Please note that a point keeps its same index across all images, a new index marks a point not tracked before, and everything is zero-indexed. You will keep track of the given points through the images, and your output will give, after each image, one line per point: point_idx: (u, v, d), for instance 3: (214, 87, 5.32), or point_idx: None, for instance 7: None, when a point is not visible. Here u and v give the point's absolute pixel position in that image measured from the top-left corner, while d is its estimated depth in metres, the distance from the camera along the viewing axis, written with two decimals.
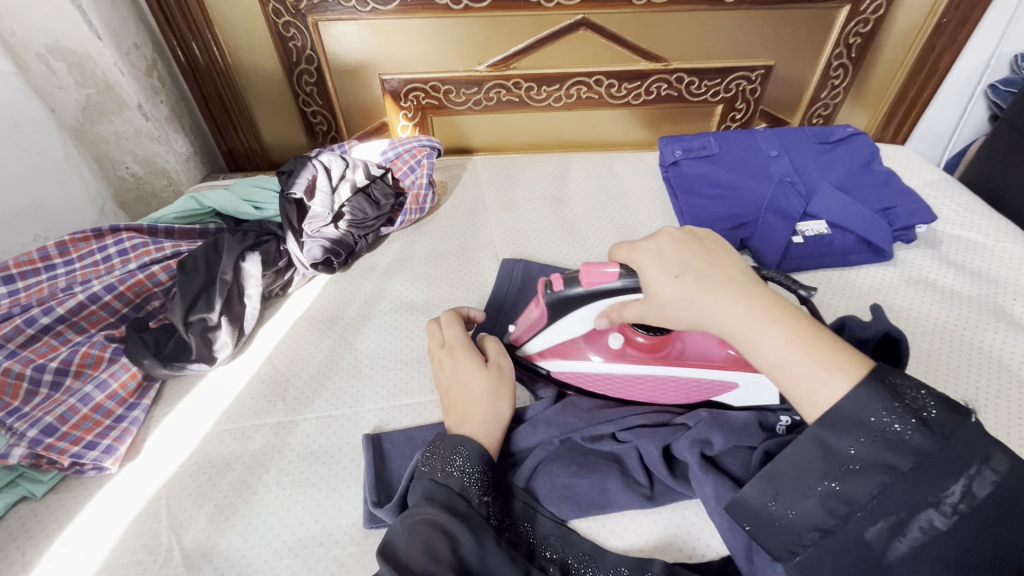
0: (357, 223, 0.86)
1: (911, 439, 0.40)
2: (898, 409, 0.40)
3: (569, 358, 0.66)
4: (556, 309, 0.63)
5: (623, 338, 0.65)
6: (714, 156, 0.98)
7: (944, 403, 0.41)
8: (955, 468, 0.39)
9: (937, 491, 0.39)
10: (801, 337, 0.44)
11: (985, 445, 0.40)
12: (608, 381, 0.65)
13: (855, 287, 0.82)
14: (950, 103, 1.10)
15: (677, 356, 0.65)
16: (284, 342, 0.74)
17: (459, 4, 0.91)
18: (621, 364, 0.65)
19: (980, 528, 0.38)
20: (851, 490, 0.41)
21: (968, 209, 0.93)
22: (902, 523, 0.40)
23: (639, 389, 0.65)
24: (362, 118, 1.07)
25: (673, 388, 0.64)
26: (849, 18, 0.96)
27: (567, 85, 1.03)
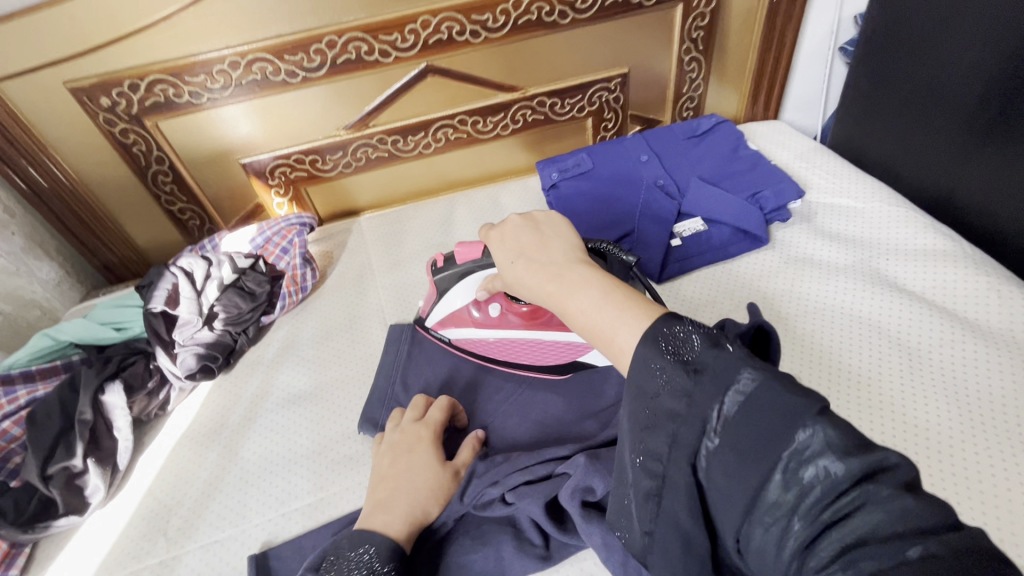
0: (233, 320, 0.82)
1: (675, 385, 0.35)
2: (665, 358, 0.36)
3: (460, 324, 0.76)
4: (443, 282, 0.75)
5: (504, 307, 0.74)
6: (589, 172, 0.98)
7: (711, 334, 0.36)
8: (716, 398, 0.33)
9: (702, 427, 0.33)
10: (609, 294, 0.43)
11: (736, 366, 0.33)
12: (487, 344, 0.75)
13: (738, 279, 0.82)
14: (811, 70, 1.13)
15: (552, 324, 0.73)
16: (166, 466, 0.71)
17: (297, 77, 0.90)
18: (505, 327, 0.74)
19: (741, 454, 0.31)
20: (656, 446, 0.36)
21: (836, 174, 0.95)
22: (690, 463, 0.34)
23: (523, 353, 0.74)
24: (234, 204, 1.04)
25: (549, 351, 0.73)
26: (685, 14, 0.98)
27: (432, 130, 1.02)
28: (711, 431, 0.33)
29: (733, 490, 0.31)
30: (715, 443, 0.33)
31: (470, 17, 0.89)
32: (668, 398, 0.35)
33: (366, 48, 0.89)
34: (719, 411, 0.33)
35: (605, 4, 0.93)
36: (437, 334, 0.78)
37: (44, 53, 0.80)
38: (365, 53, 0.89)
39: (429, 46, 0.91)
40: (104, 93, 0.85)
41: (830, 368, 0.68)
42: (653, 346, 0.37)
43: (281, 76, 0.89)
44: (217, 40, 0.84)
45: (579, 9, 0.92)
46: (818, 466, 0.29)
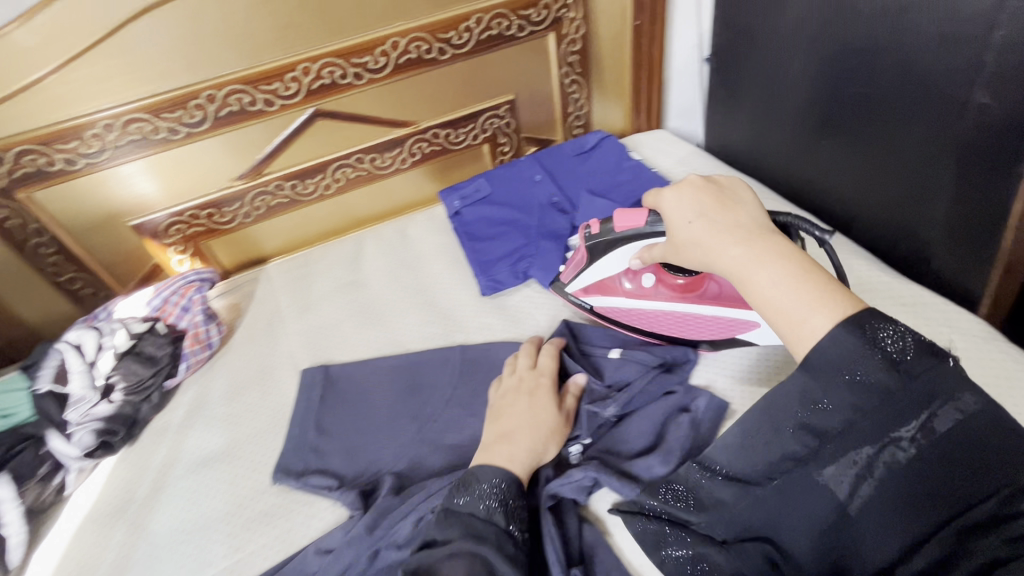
0: (133, 390, 0.79)
1: (878, 379, 0.41)
2: (873, 351, 0.42)
3: (608, 293, 0.77)
4: (592, 251, 0.74)
5: (656, 278, 0.75)
6: (488, 197, 1.02)
7: (928, 342, 0.42)
8: (925, 404, 0.41)
9: (898, 424, 0.42)
10: (805, 275, 0.46)
11: (959, 387, 0.41)
12: (637, 313, 0.76)
13: None
14: (685, 81, 1.22)
15: (709, 297, 0.72)
16: (67, 554, 0.67)
17: (179, 133, 0.89)
18: (653, 299, 0.74)
19: (945, 466, 0.40)
20: (829, 424, 0.45)
21: (711, 174, 1.03)
22: (873, 460, 0.43)
23: (673, 323, 0.74)
24: (130, 267, 1.00)
25: (705, 324, 0.72)
26: (557, 41, 1.05)
27: (330, 172, 1.03)
28: (908, 433, 0.41)
29: (936, 494, 0.40)
30: (908, 444, 0.41)
31: (350, 60, 0.92)
32: (854, 397, 0.43)
33: (249, 99, 0.89)
34: (924, 418, 0.41)
35: (481, 38, 0.98)
36: (579, 302, 0.80)
37: None
38: (248, 104, 0.90)
39: (313, 91, 0.92)
40: None
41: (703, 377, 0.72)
42: (858, 332, 0.42)
43: (161, 134, 0.88)
44: (87, 105, 0.83)
45: (456, 44, 0.97)
46: None
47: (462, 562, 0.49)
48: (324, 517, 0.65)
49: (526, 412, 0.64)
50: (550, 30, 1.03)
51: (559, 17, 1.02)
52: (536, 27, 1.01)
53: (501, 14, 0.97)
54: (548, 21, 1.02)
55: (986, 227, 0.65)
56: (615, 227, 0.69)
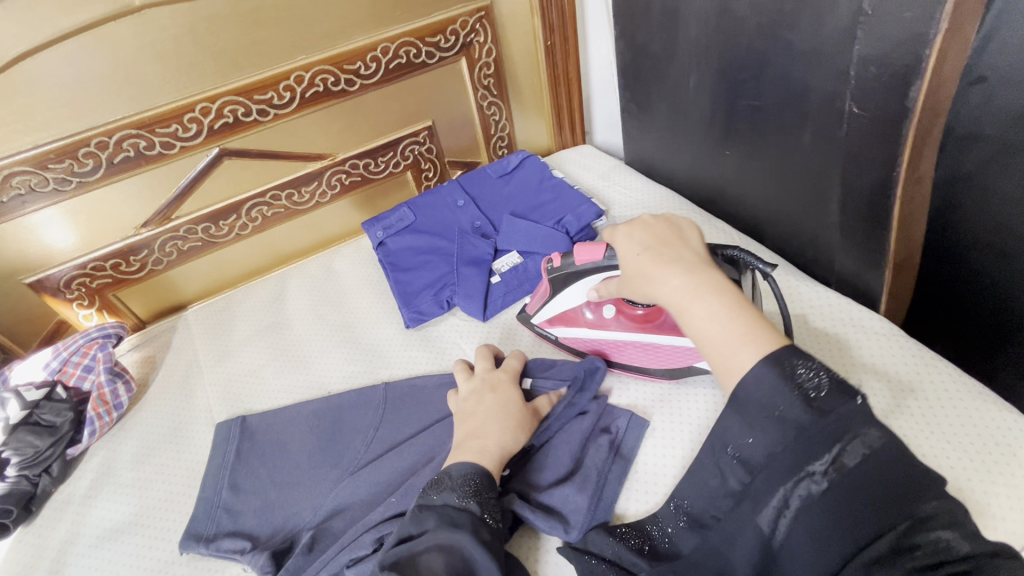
0: (31, 462, 0.74)
1: (793, 414, 0.44)
2: (792, 386, 0.44)
3: (571, 324, 0.75)
4: (558, 282, 0.73)
5: (616, 309, 0.72)
6: (411, 225, 1.00)
7: (843, 383, 0.44)
8: (834, 440, 0.42)
9: (810, 459, 0.42)
10: (737, 311, 0.49)
11: (866, 422, 0.43)
12: (599, 343, 0.74)
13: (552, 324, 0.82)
14: (605, 96, 1.25)
15: (667, 326, 0.69)
16: None
17: (70, 183, 0.84)
18: (613, 329, 0.72)
19: (862, 500, 0.40)
20: (754, 456, 0.46)
21: (632, 188, 1.05)
22: (790, 491, 0.43)
23: (633, 354, 0.72)
24: (30, 326, 0.94)
25: (664, 353, 0.70)
26: (471, 66, 1.05)
27: (244, 211, 1.00)
28: (819, 467, 0.42)
29: (847, 528, 0.40)
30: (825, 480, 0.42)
31: (252, 97, 0.89)
32: (779, 430, 0.44)
33: (145, 143, 0.85)
34: (835, 454, 0.42)
35: (390, 66, 0.97)
36: (545, 333, 0.79)
37: None
38: (145, 149, 0.86)
39: (216, 131, 0.89)
40: None
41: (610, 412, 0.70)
42: (784, 370, 0.45)
43: (50, 186, 0.83)
44: None
45: (364, 75, 0.96)
46: (940, 535, 0.39)
47: (446, 556, 0.47)
48: None
49: (495, 403, 0.64)
50: (462, 55, 1.03)
51: (470, 41, 1.02)
52: (447, 53, 1.01)
53: (408, 42, 0.96)
54: (459, 46, 1.01)
55: (872, 230, 0.68)
56: (575, 260, 0.69)
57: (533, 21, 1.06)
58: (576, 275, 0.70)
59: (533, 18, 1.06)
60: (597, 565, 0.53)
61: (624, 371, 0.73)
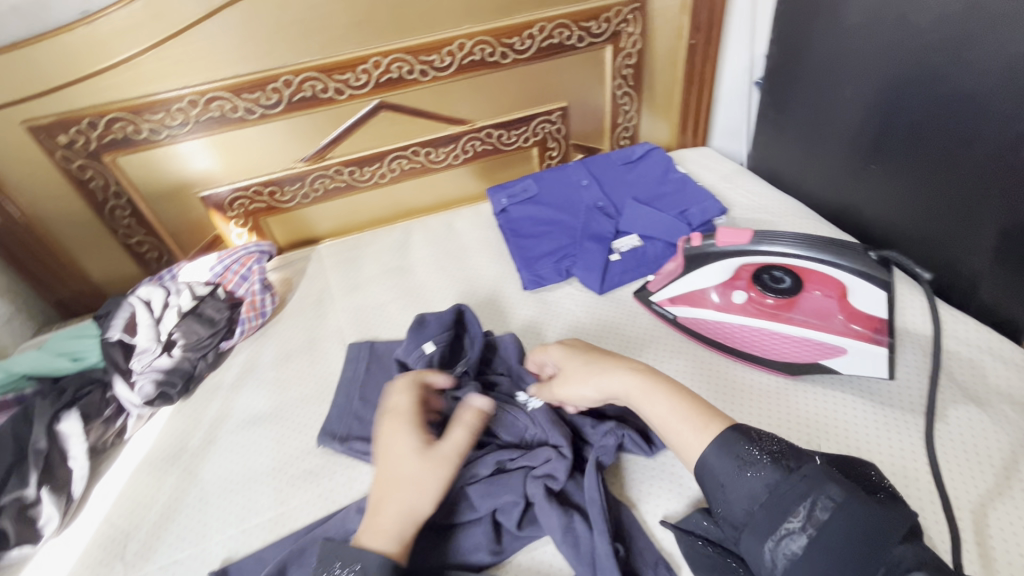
0: (193, 346, 0.84)
1: (763, 474, 0.47)
2: (756, 451, 0.49)
3: (697, 305, 0.79)
4: (692, 260, 0.77)
5: (746, 297, 0.77)
6: (535, 197, 1.06)
7: (793, 446, 0.49)
8: (801, 501, 0.44)
9: (783, 514, 0.44)
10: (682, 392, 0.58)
11: (825, 480, 0.44)
12: (721, 327, 0.76)
13: (632, 338, 0.81)
14: (733, 102, 1.25)
15: (797, 320, 0.73)
16: (124, 493, 0.71)
17: (254, 113, 0.95)
18: (740, 314, 0.76)
19: (831, 554, 0.40)
20: (734, 518, 0.47)
21: (755, 193, 1.05)
22: (772, 544, 0.43)
23: (759, 341, 0.74)
24: (193, 236, 1.06)
25: (792, 345, 0.72)
26: (615, 54, 1.09)
27: (387, 161, 1.08)
28: (792, 524, 0.43)
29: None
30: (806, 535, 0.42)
31: (418, 57, 0.97)
32: (755, 487, 0.46)
33: (321, 86, 0.95)
34: (805, 512, 0.43)
35: (542, 45, 1.03)
36: (663, 312, 0.81)
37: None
38: (320, 91, 0.95)
39: (381, 84, 0.98)
40: (63, 131, 0.88)
41: (703, 392, 0.70)
42: (740, 434, 0.51)
43: (238, 113, 0.94)
44: (176, 81, 0.89)
45: (519, 49, 1.02)
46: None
47: None
48: (365, 480, 0.68)
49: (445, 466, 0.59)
50: (609, 43, 1.07)
51: (619, 30, 1.06)
52: (596, 39, 1.05)
53: (563, 24, 1.01)
54: (608, 33, 1.06)
55: None
56: (717, 242, 0.73)
57: (682, 18, 1.08)
58: (714, 255, 0.74)
59: (682, 16, 1.08)
60: (703, 546, 0.55)
61: (744, 361, 0.73)
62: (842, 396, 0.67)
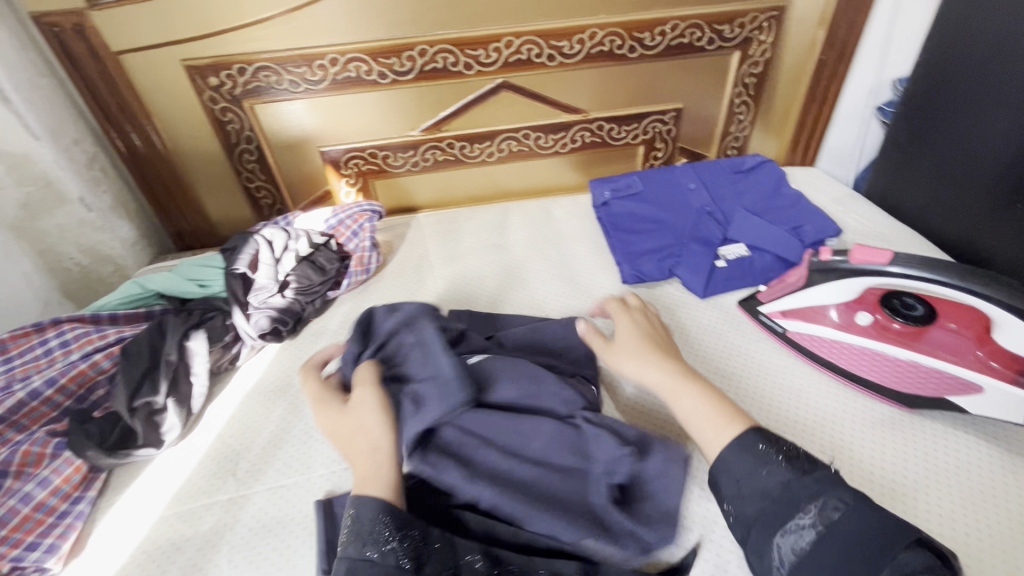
0: (303, 290, 0.89)
1: (774, 472, 0.49)
2: (774, 449, 0.50)
3: (813, 320, 0.77)
4: (819, 275, 0.75)
5: (868, 319, 0.74)
6: (641, 194, 1.05)
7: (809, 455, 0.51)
8: (809, 500, 0.46)
9: (792, 513, 0.46)
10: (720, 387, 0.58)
11: (840, 484, 0.46)
12: (838, 347, 0.74)
13: (701, 349, 0.80)
14: (850, 125, 1.21)
15: (925, 350, 0.70)
16: (236, 416, 0.75)
17: (386, 78, 0.98)
18: (862, 336, 0.73)
19: (836, 550, 0.42)
20: (742, 511, 0.49)
21: (872, 219, 1.01)
22: (779, 538, 0.45)
23: (878, 366, 0.71)
24: (306, 188, 1.12)
25: (915, 375, 0.69)
26: (741, 62, 1.07)
27: (497, 141, 1.11)
28: (800, 521, 0.45)
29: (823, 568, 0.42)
30: (813, 532, 0.44)
31: (549, 42, 0.98)
32: (768, 484, 0.48)
33: (452, 60, 0.98)
34: (812, 510, 0.45)
35: (672, 44, 1.03)
36: (771, 324, 0.80)
37: (167, 34, 0.89)
38: (450, 64, 0.98)
39: (508, 64, 1.00)
40: (214, 74, 0.94)
41: (798, 412, 0.69)
42: (758, 432, 0.52)
43: (372, 76, 0.98)
44: (322, 38, 0.93)
45: (647, 45, 1.02)
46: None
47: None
48: None
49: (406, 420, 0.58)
50: (737, 49, 1.06)
51: (750, 38, 1.04)
52: (726, 43, 1.04)
53: (696, 25, 1.01)
54: (739, 39, 1.04)
55: None
56: (851, 259, 0.71)
57: (816, 32, 1.06)
58: (847, 273, 0.72)
59: (818, 30, 1.05)
60: None
61: (857, 386, 0.71)
62: (960, 435, 0.65)
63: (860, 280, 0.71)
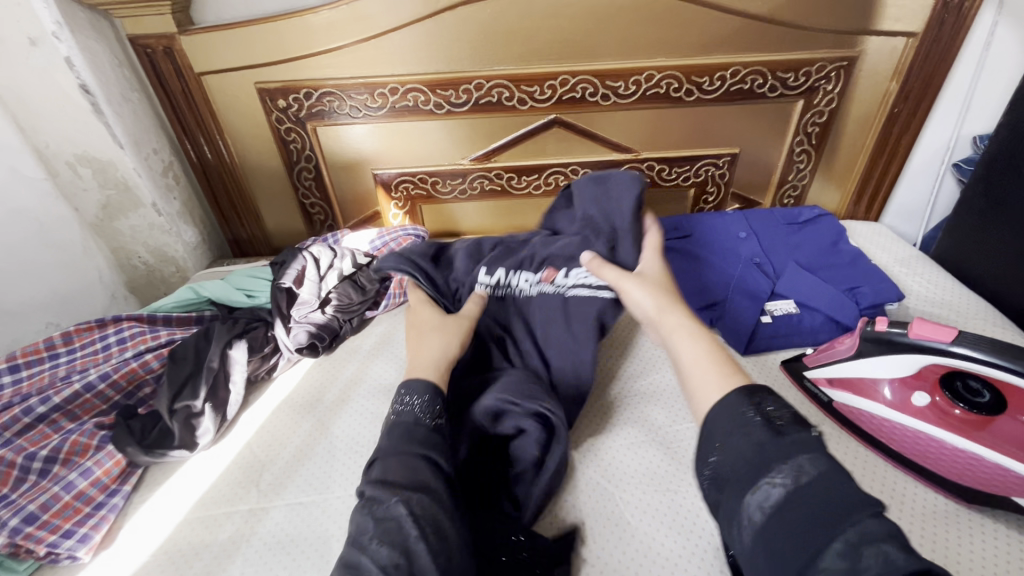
0: (343, 308, 0.91)
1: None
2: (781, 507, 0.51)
3: (862, 394, 0.71)
4: (870, 345, 0.70)
5: (926, 399, 0.68)
6: (687, 238, 1.02)
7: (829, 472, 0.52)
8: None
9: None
10: None
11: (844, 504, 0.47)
12: (888, 427, 0.69)
13: (708, 398, 0.78)
14: (920, 181, 1.13)
15: (990, 443, 0.62)
16: (265, 426, 0.78)
17: (442, 108, 1.01)
18: (919, 418, 0.67)
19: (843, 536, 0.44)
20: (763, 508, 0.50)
21: (938, 285, 0.94)
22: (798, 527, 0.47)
23: (931, 453, 0.65)
24: (356, 207, 1.16)
25: (975, 469, 0.62)
26: (804, 111, 1.04)
27: (545, 174, 1.11)
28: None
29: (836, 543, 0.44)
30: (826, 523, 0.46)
31: (604, 81, 0.98)
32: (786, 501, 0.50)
33: (507, 94, 0.99)
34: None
35: (732, 89, 1.00)
36: (817, 392, 0.76)
37: (244, 58, 0.95)
38: (505, 98, 1.00)
39: (562, 101, 1.01)
40: (282, 96, 0.99)
41: (827, 487, 0.65)
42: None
43: (428, 106, 1.01)
44: (384, 69, 0.97)
45: (706, 90, 1.00)
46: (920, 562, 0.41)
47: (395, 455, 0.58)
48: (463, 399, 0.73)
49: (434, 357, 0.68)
50: (801, 97, 1.02)
51: (816, 86, 1.01)
52: (789, 92, 1.01)
53: (758, 72, 0.98)
54: (804, 87, 1.01)
55: None
56: (908, 333, 0.66)
57: (888, 85, 1.01)
58: (903, 348, 0.67)
59: (890, 81, 1.00)
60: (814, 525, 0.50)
61: (911, 472, 0.65)
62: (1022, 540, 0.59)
63: (919, 357, 0.65)
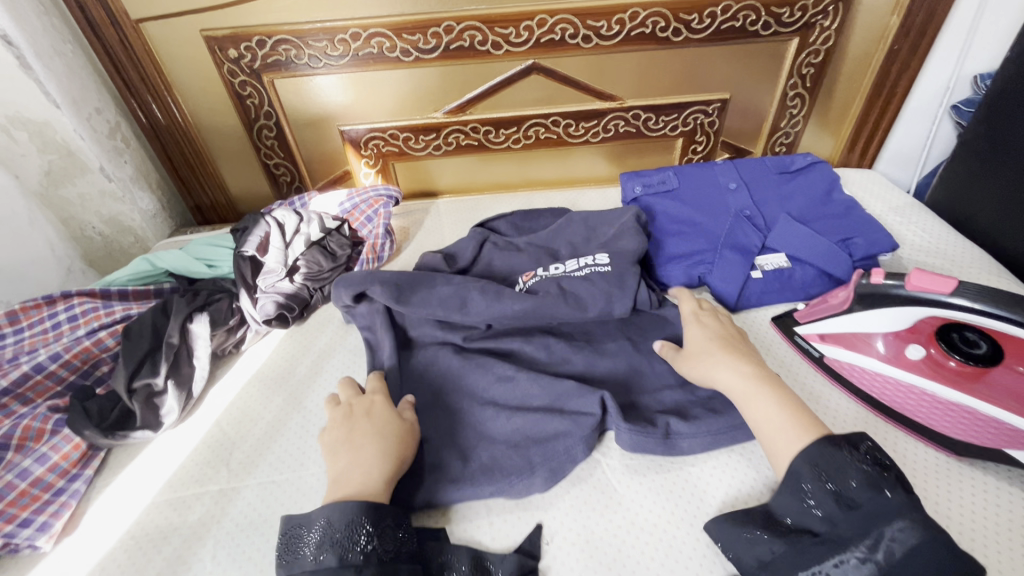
0: (313, 276, 0.86)
1: None
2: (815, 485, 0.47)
3: (856, 348, 0.69)
4: (864, 299, 0.67)
5: (921, 353, 0.66)
6: (674, 192, 0.97)
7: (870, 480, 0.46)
8: (869, 539, 0.43)
9: (848, 545, 0.44)
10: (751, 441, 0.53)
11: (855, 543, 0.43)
12: (882, 380, 0.67)
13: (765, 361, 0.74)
14: (916, 124, 1.07)
15: (983, 394, 0.61)
16: (234, 403, 0.74)
17: (410, 55, 0.93)
18: (912, 371, 0.65)
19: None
20: None
21: (932, 233, 0.91)
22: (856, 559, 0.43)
23: (923, 405, 0.64)
24: (326, 167, 1.09)
25: (968, 421, 0.61)
26: (799, 51, 0.97)
27: (524, 127, 1.05)
28: (859, 553, 0.43)
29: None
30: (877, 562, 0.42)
31: (585, 22, 0.91)
32: None
33: (480, 38, 0.91)
34: (872, 542, 0.43)
35: (722, 27, 0.93)
36: (807, 347, 0.73)
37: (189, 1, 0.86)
38: (478, 43, 0.92)
39: (539, 45, 0.93)
40: (233, 45, 0.91)
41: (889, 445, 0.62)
42: None
43: (395, 53, 0.93)
44: (346, 11, 0.88)
45: (694, 28, 0.93)
46: None
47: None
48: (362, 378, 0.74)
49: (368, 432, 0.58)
50: (797, 35, 0.95)
51: (812, 22, 0.94)
52: (784, 28, 0.94)
53: (751, 7, 0.91)
54: (799, 24, 0.94)
55: None
56: (906, 285, 0.63)
57: (888, 18, 0.94)
58: (898, 301, 0.64)
59: (891, 15, 0.94)
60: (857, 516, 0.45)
61: (900, 425, 0.63)
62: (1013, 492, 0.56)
63: (917, 310, 0.62)
